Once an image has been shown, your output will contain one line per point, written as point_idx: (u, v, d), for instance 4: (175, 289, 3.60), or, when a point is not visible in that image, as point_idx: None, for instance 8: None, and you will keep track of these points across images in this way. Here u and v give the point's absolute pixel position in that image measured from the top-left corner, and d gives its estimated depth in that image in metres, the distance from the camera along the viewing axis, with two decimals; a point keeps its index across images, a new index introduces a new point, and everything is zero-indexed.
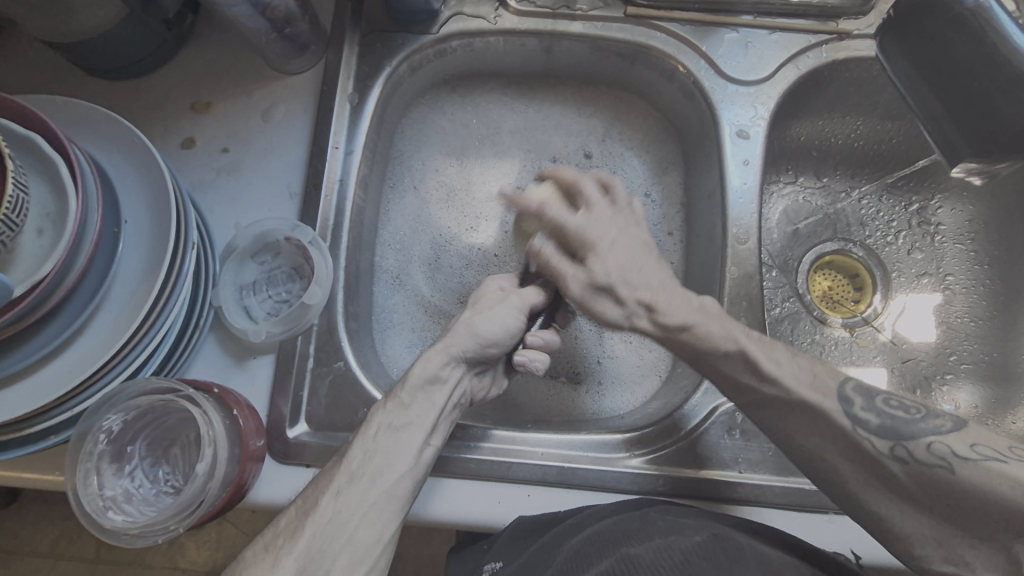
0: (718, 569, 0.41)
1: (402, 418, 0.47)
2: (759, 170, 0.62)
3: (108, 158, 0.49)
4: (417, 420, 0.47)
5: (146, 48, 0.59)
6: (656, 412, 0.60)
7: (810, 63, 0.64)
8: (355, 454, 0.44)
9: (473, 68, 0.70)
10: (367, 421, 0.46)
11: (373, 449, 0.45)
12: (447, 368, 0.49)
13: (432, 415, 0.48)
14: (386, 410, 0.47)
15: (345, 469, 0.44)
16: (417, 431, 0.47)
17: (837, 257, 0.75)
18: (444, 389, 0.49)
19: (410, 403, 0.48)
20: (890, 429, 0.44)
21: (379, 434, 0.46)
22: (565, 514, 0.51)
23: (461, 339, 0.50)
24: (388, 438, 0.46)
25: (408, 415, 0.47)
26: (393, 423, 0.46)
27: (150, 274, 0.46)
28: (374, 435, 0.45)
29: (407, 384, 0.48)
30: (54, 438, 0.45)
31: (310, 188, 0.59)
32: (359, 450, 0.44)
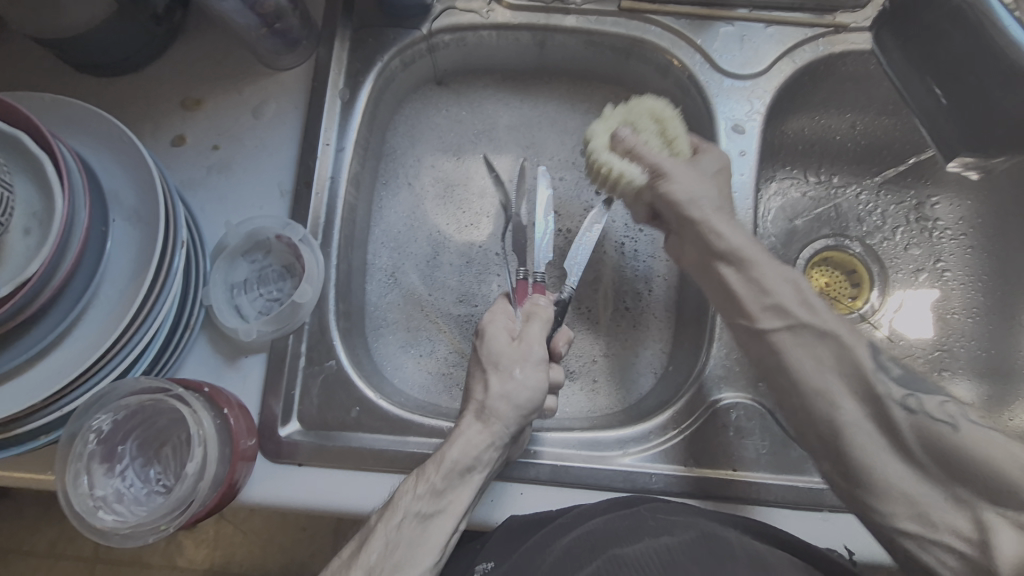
0: (705, 567, 0.41)
1: (433, 505, 0.45)
2: (755, 162, 0.61)
3: (96, 157, 0.49)
4: (448, 507, 0.46)
5: (135, 45, 0.59)
6: (650, 409, 0.59)
7: (806, 57, 0.63)
8: (375, 545, 0.43)
9: (466, 63, 0.69)
10: (393, 505, 0.45)
11: (397, 538, 0.43)
12: (487, 453, 0.48)
13: (465, 501, 0.47)
14: (416, 496, 0.45)
15: (363, 562, 0.42)
16: (447, 519, 0.46)
17: (833, 253, 0.75)
18: (481, 476, 0.48)
19: (445, 489, 0.46)
20: (908, 381, 0.43)
21: (406, 524, 0.44)
22: (556, 513, 0.51)
23: (502, 418, 0.49)
24: (416, 526, 0.44)
25: (440, 503, 0.46)
26: (423, 510, 0.45)
27: (138, 273, 0.46)
28: (399, 524, 0.44)
29: (442, 469, 0.46)
30: (44, 438, 0.45)
31: (301, 185, 0.59)
32: (379, 541, 0.43)
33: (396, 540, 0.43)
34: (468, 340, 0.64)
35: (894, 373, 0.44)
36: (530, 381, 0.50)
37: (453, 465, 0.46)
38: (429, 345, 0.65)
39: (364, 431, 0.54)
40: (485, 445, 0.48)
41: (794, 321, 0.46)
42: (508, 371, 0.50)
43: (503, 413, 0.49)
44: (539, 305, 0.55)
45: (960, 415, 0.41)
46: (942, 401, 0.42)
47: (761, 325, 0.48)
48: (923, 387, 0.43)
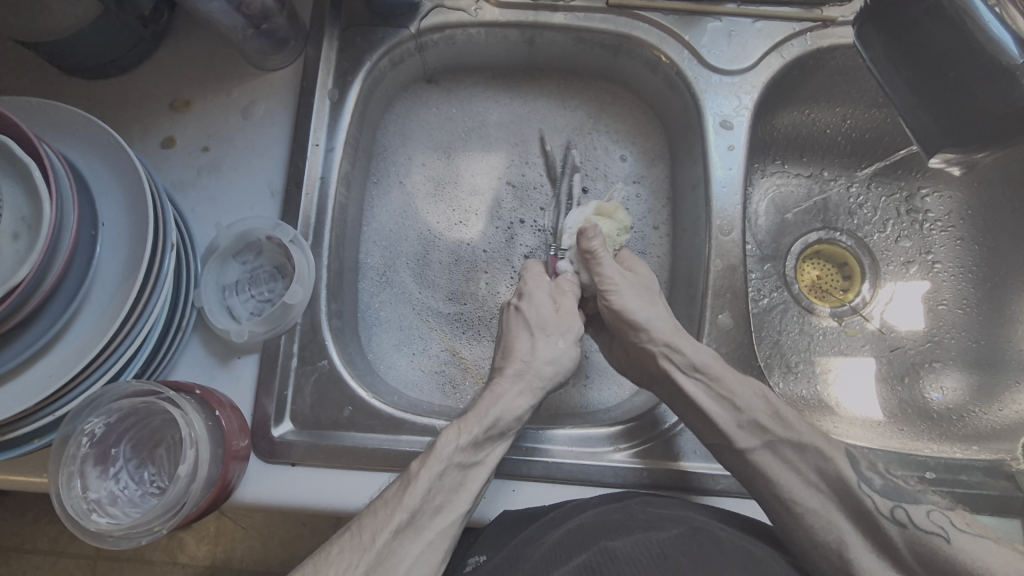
0: (693, 561, 0.41)
1: (473, 457, 0.47)
2: (744, 157, 0.61)
3: (85, 160, 0.49)
4: (485, 459, 0.48)
5: (122, 47, 0.59)
6: (641, 404, 0.60)
7: (795, 51, 0.63)
8: (420, 487, 0.43)
9: (456, 60, 0.69)
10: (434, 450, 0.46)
11: (440, 484, 0.45)
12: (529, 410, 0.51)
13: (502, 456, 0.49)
14: (459, 447, 0.46)
15: (405, 506, 0.42)
16: (485, 469, 0.48)
17: (825, 246, 0.75)
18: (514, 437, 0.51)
19: (481, 443, 0.48)
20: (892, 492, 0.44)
21: (448, 472, 0.45)
22: (547, 508, 0.51)
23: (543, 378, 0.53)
24: (456, 475, 0.46)
25: (480, 454, 0.48)
26: (462, 461, 0.46)
27: (129, 277, 0.46)
28: (442, 472, 0.45)
29: (484, 423, 0.48)
30: (38, 442, 0.45)
31: (291, 186, 0.59)
32: (424, 481, 0.44)
33: (433, 489, 0.44)
34: (461, 338, 0.65)
35: (875, 484, 0.45)
36: (570, 350, 0.55)
37: (495, 421, 0.48)
38: (422, 344, 0.65)
39: (357, 429, 0.55)
40: (526, 406, 0.51)
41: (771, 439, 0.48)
42: (552, 336, 0.55)
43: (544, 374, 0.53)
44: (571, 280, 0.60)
45: (948, 524, 0.42)
46: (927, 509, 0.43)
47: (738, 444, 0.49)
48: (908, 497, 0.44)
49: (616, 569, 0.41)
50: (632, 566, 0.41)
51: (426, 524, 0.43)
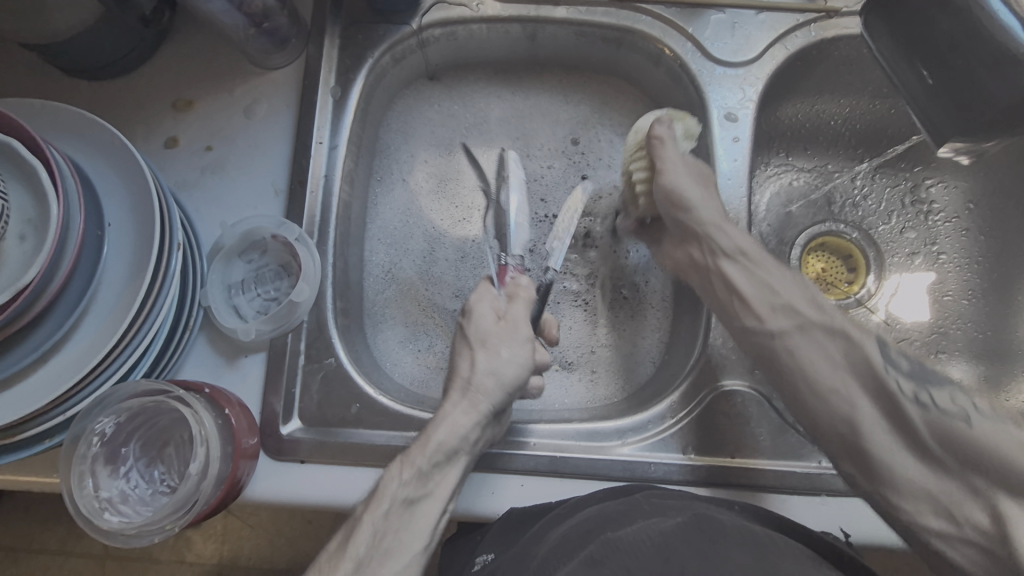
0: (696, 549, 0.41)
1: (419, 491, 0.45)
2: (748, 150, 0.61)
3: (89, 160, 0.49)
4: (433, 492, 0.46)
5: (124, 48, 0.59)
6: (648, 399, 0.60)
7: (798, 43, 0.63)
8: (363, 536, 0.42)
9: (458, 56, 0.69)
10: (378, 493, 0.44)
11: (385, 526, 0.43)
12: (474, 431, 0.48)
13: (451, 485, 0.47)
14: (402, 482, 0.45)
15: (351, 554, 0.41)
16: (434, 502, 0.46)
17: (830, 238, 0.75)
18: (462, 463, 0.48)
19: (429, 475, 0.46)
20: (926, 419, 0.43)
21: (394, 512, 0.44)
22: (555, 503, 0.51)
23: (487, 394, 0.50)
24: (403, 513, 0.44)
25: (426, 487, 0.46)
26: (410, 496, 0.45)
27: (135, 277, 0.46)
28: (387, 512, 0.43)
29: (427, 451, 0.46)
30: (48, 442, 0.45)
31: (295, 184, 0.59)
32: (367, 528, 0.42)
33: (382, 531, 0.42)
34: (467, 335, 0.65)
35: (921, 394, 0.43)
36: (516, 358, 0.52)
37: (439, 446, 0.46)
38: (427, 341, 0.65)
39: (364, 426, 0.55)
40: (472, 424, 0.48)
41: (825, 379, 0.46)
42: (495, 347, 0.52)
43: (486, 388, 0.50)
44: (521, 284, 0.56)
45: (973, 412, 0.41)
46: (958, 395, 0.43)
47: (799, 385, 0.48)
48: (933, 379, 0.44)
49: (620, 560, 0.40)
50: (634, 555, 0.40)
51: (378, 569, 0.41)
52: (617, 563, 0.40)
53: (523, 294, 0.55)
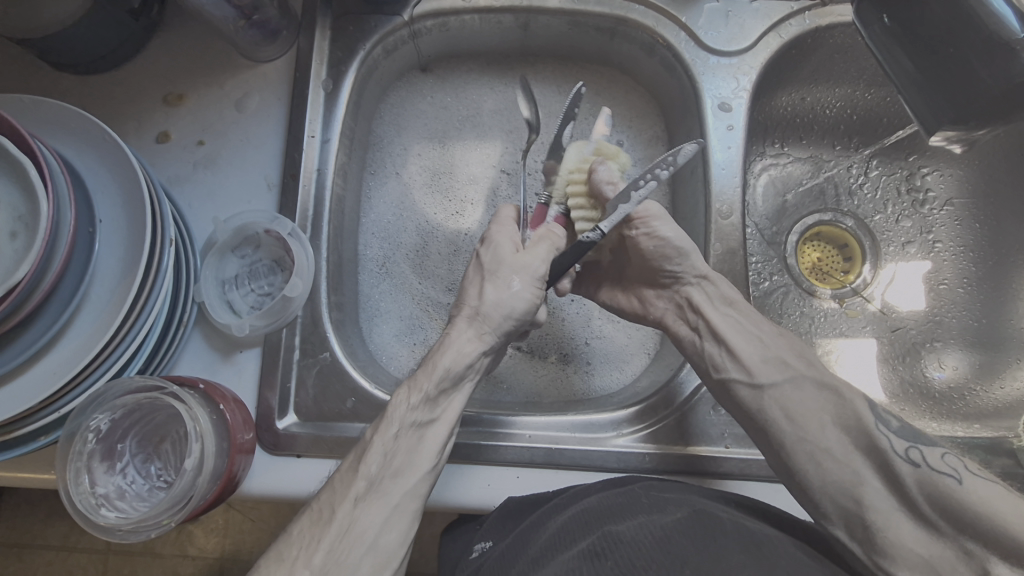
0: (696, 543, 0.41)
1: (427, 415, 0.45)
2: (742, 140, 0.61)
3: (79, 156, 0.49)
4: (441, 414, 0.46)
5: (112, 42, 0.58)
6: (643, 390, 0.60)
7: (793, 31, 0.63)
8: (374, 455, 0.43)
9: (450, 47, 0.69)
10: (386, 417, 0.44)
11: (395, 448, 0.43)
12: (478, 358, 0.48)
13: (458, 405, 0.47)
14: (410, 407, 0.44)
15: (363, 473, 0.42)
16: (442, 424, 0.46)
17: (825, 228, 0.75)
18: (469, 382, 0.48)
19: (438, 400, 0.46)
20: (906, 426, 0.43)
21: (403, 434, 0.44)
22: (550, 495, 0.52)
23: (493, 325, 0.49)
24: (411, 435, 0.44)
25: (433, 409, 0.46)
26: (417, 420, 0.45)
27: (128, 273, 0.46)
28: (396, 435, 0.44)
29: (434, 376, 0.46)
30: (45, 438, 0.45)
31: (288, 178, 0.59)
32: (378, 448, 0.43)
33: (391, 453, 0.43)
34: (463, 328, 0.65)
35: (892, 426, 0.45)
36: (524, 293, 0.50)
37: (445, 373, 0.46)
38: (423, 334, 0.65)
39: (360, 420, 0.55)
40: (477, 352, 0.48)
41: (793, 374, 0.49)
42: (506, 279, 0.50)
43: (496, 320, 0.49)
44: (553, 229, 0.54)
45: (961, 467, 0.41)
46: (943, 453, 0.43)
47: (759, 378, 0.50)
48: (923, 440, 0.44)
49: (621, 553, 0.41)
50: (635, 548, 0.41)
51: (389, 488, 0.42)
52: (617, 555, 0.40)
53: (550, 239, 0.53)
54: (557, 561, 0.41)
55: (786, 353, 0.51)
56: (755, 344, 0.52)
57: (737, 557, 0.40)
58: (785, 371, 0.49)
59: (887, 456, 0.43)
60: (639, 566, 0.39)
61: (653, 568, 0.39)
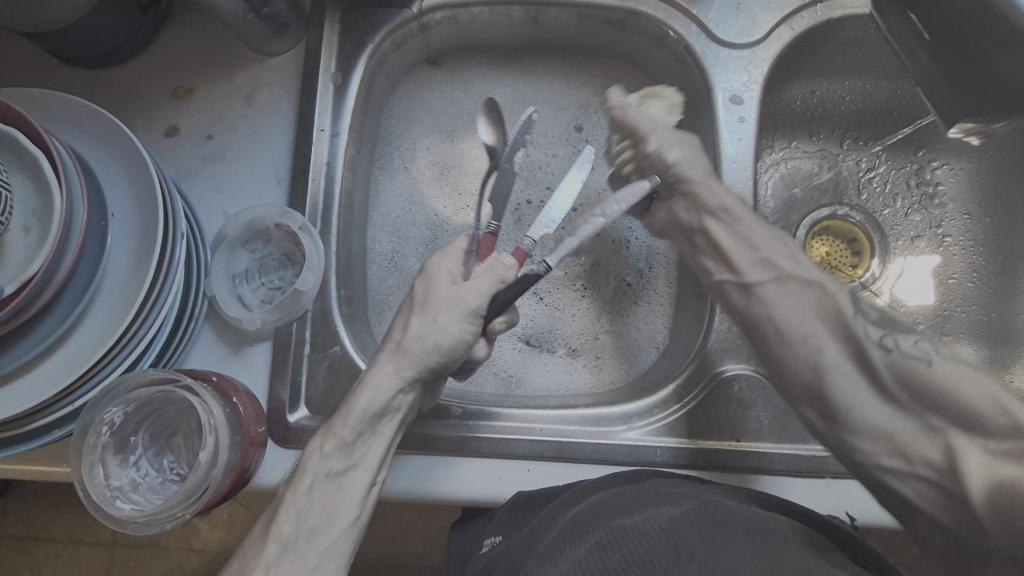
0: (706, 536, 0.41)
1: (343, 462, 0.45)
2: (753, 134, 0.61)
3: (90, 150, 0.49)
4: (361, 459, 0.46)
5: (122, 35, 0.58)
6: (652, 384, 0.60)
7: (805, 23, 0.62)
8: (286, 515, 0.42)
9: (459, 40, 0.68)
10: (300, 471, 0.44)
11: (310, 504, 0.43)
12: (398, 397, 0.48)
13: (378, 449, 0.47)
14: (324, 456, 0.45)
15: (274, 535, 0.41)
16: (364, 470, 0.46)
17: (834, 222, 0.75)
18: (394, 421, 0.48)
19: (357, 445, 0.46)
20: None
21: (317, 486, 0.44)
22: (561, 488, 0.52)
23: (412, 358, 0.48)
24: (327, 486, 0.44)
25: (350, 456, 0.45)
26: (333, 470, 0.45)
27: (140, 267, 0.46)
28: (310, 488, 0.43)
29: (349, 421, 0.46)
30: (59, 431, 0.45)
31: (297, 172, 0.58)
32: (292, 505, 0.43)
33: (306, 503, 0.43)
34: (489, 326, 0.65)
35: (872, 316, 0.47)
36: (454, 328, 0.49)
37: (362, 414, 0.46)
38: None
39: None
40: (397, 388, 0.48)
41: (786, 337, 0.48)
42: (433, 313, 0.49)
43: (417, 354, 0.48)
44: (501, 261, 0.51)
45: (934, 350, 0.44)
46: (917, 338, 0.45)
47: (748, 278, 0.52)
48: (901, 327, 0.46)
49: (628, 546, 0.41)
50: (644, 541, 0.41)
51: (304, 549, 0.42)
52: (625, 547, 0.41)
53: (496, 272, 0.51)
54: (567, 557, 0.41)
55: (774, 254, 0.52)
56: (747, 248, 0.54)
57: (750, 548, 0.40)
58: (770, 267, 0.52)
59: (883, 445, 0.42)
60: (647, 560, 0.40)
61: (662, 563, 0.39)
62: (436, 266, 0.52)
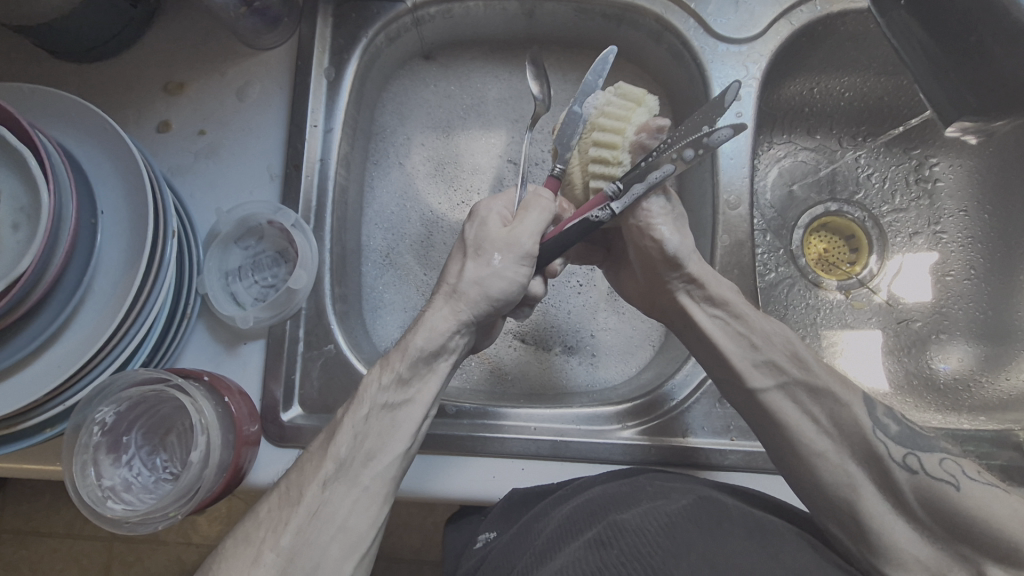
0: (704, 530, 0.41)
1: (400, 396, 0.44)
2: (751, 131, 0.60)
3: (80, 146, 0.48)
4: (416, 395, 0.45)
5: (111, 30, 0.57)
6: (647, 382, 0.60)
7: (804, 18, 0.61)
8: (344, 436, 0.41)
9: (453, 34, 0.68)
10: (358, 399, 0.43)
11: (366, 430, 0.42)
12: (453, 338, 0.46)
13: (434, 386, 0.45)
14: (381, 387, 0.43)
15: (332, 455, 0.41)
16: (416, 406, 0.44)
17: (832, 219, 0.74)
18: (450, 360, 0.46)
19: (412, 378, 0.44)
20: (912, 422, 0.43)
21: (374, 415, 0.43)
22: (556, 487, 0.52)
23: (470, 303, 0.46)
24: (384, 418, 0.43)
25: (408, 390, 0.44)
26: (389, 401, 0.43)
27: (131, 264, 0.46)
28: (367, 416, 0.42)
29: (406, 357, 0.44)
30: (50, 431, 0.45)
31: (290, 169, 0.58)
32: (348, 429, 0.42)
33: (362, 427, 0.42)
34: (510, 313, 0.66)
35: (891, 431, 0.44)
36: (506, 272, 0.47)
37: (419, 352, 0.44)
38: None
39: None
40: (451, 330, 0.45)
41: (785, 373, 0.47)
42: (487, 256, 0.47)
43: (473, 297, 0.46)
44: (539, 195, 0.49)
45: (959, 473, 0.42)
46: (940, 458, 0.43)
47: (752, 383, 0.48)
48: (922, 445, 0.44)
49: (627, 540, 0.41)
50: (641, 534, 0.41)
51: (358, 472, 0.41)
52: (623, 543, 0.40)
53: (540, 205, 0.48)
54: (564, 553, 0.41)
55: (777, 355, 0.48)
56: (742, 344, 0.50)
57: (744, 545, 0.40)
58: (775, 371, 0.48)
59: (886, 456, 0.43)
60: (645, 553, 0.39)
61: (660, 557, 0.39)
62: (486, 211, 0.50)
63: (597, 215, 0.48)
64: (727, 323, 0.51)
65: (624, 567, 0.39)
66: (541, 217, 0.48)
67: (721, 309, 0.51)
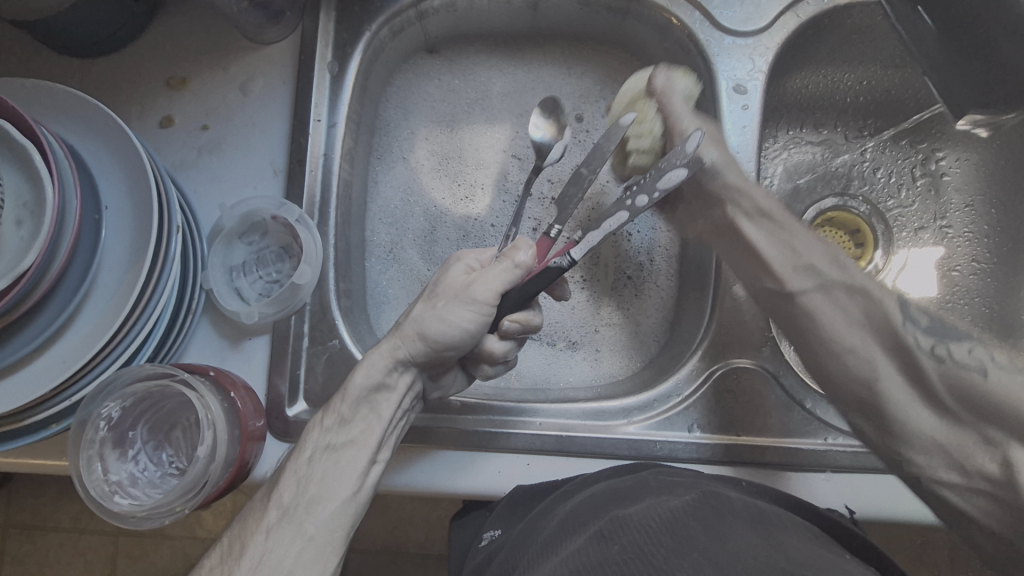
0: (706, 526, 0.40)
1: (342, 436, 0.45)
2: (757, 125, 0.60)
3: (83, 141, 0.48)
4: (362, 435, 0.45)
5: (113, 24, 0.57)
6: (652, 378, 0.60)
7: (810, 10, 0.61)
8: (286, 483, 0.42)
9: (457, 28, 0.67)
10: (302, 443, 0.44)
11: (309, 474, 0.42)
12: (393, 374, 0.47)
13: (379, 428, 0.46)
14: (323, 429, 0.44)
15: (275, 503, 0.41)
16: (361, 448, 0.45)
17: (838, 213, 0.74)
18: (392, 398, 0.47)
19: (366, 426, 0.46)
20: None
21: (317, 459, 0.43)
22: (562, 482, 0.52)
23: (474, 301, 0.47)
24: (328, 459, 0.43)
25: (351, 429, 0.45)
26: (333, 443, 0.44)
27: (135, 261, 0.46)
28: (310, 459, 0.43)
29: (348, 398, 0.46)
30: (56, 426, 0.46)
31: (294, 164, 0.58)
32: (291, 478, 0.42)
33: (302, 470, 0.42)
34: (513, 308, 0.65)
35: (922, 323, 0.48)
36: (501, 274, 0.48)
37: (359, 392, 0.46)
38: None
39: None
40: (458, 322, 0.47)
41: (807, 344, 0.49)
42: (433, 299, 0.49)
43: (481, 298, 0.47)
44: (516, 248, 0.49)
45: (988, 361, 0.45)
46: (971, 346, 0.46)
47: (791, 287, 0.53)
48: (953, 335, 0.47)
49: (628, 537, 0.40)
50: (643, 530, 0.41)
51: (303, 518, 0.40)
52: (626, 539, 0.40)
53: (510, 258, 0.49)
54: (571, 546, 0.41)
55: (819, 261, 0.53)
56: (783, 254, 0.55)
57: (749, 538, 0.39)
58: (814, 274, 0.53)
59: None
60: (647, 552, 0.39)
61: (664, 555, 0.38)
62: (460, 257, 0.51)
63: (558, 262, 0.48)
64: (771, 233, 0.56)
65: (626, 562, 0.38)
66: (507, 269, 0.49)
67: (767, 218, 0.56)
